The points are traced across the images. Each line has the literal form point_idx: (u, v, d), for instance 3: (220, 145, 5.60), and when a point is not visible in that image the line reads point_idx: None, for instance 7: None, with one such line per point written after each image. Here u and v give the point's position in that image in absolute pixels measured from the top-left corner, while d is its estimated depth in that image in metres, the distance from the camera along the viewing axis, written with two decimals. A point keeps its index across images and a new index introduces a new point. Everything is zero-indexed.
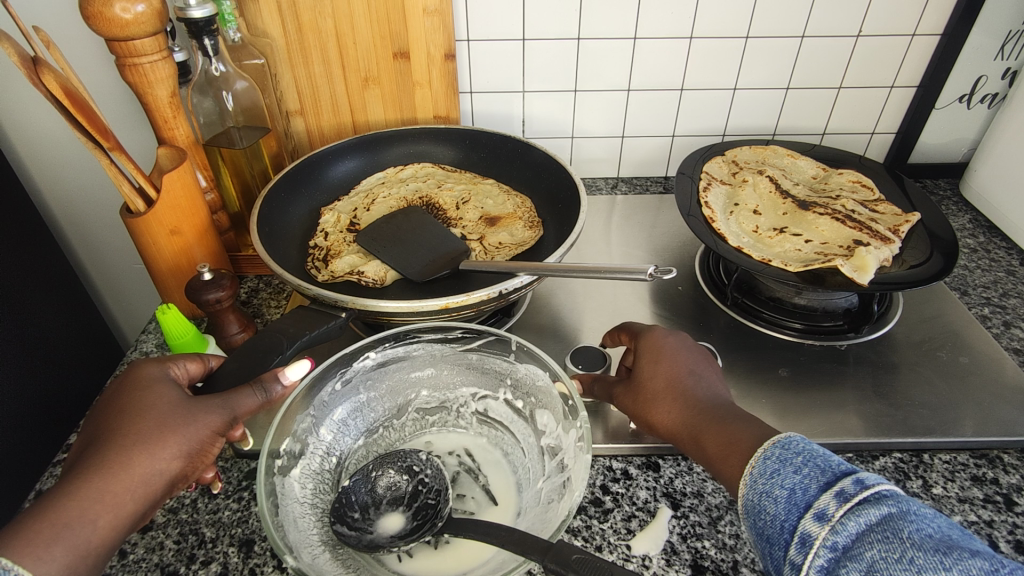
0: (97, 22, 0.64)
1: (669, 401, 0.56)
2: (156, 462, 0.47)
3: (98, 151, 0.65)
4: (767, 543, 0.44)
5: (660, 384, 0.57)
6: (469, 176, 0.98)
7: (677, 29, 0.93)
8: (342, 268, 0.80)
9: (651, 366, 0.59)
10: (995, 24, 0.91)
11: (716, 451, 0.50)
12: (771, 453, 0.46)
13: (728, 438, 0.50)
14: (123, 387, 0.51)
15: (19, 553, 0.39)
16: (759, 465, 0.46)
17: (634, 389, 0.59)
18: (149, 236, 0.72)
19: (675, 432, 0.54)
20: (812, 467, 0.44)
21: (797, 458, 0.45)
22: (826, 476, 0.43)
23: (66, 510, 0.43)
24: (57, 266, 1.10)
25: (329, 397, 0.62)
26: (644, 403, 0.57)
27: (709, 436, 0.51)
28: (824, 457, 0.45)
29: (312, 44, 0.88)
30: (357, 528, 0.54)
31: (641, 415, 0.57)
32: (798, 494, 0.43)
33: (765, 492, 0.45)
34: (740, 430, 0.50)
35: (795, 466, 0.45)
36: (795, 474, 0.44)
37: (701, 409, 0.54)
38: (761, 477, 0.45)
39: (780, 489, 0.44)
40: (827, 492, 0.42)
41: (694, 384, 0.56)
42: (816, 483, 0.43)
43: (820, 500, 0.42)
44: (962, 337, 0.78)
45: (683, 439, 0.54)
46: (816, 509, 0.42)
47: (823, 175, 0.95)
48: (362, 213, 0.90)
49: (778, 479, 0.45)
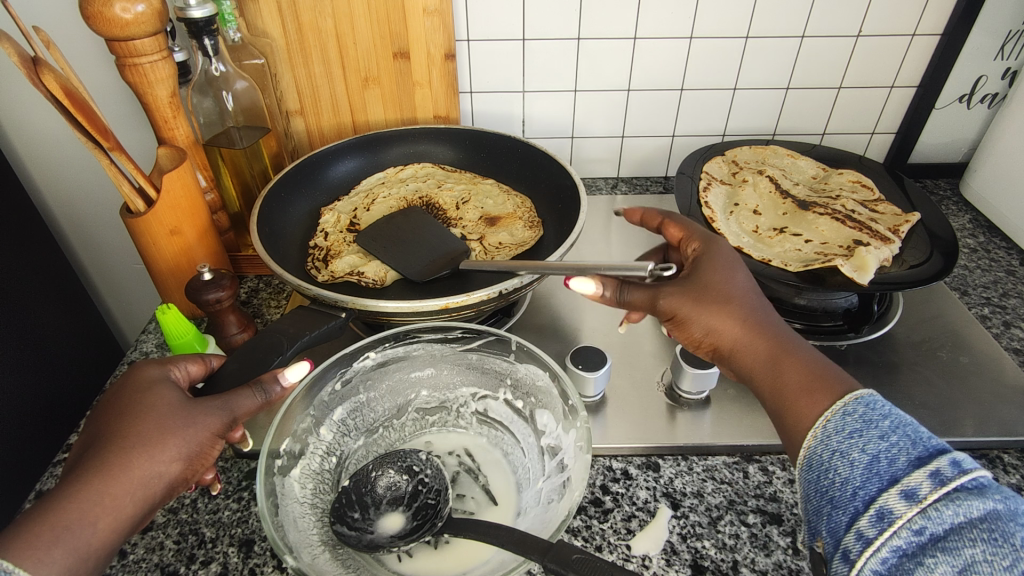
0: (97, 22, 0.64)
1: (740, 314, 0.53)
2: (156, 464, 0.47)
3: (99, 151, 0.65)
4: (829, 503, 0.43)
5: (731, 294, 0.54)
6: (469, 176, 0.98)
7: (677, 29, 0.93)
8: (342, 268, 0.80)
9: (718, 274, 0.55)
10: (995, 24, 0.91)
11: (794, 382, 0.48)
12: (853, 409, 0.44)
13: (810, 372, 0.48)
14: (122, 388, 0.51)
15: (20, 555, 0.40)
16: (835, 419, 0.45)
17: (695, 289, 0.55)
18: (149, 236, 0.72)
19: (738, 345, 0.52)
20: (900, 437, 0.42)
21: (882, 422, 0.43)
22: (918, 451, 0.41)
23: (66, 512, 0.43)
24: (58, 266, 1.10)
25: (329, 397, 0.63)
26: (708, 309, 0.53)
27: (789, 364, 0.49)
28: (914, 429, 0.42)
29: (312, 43, 0.88)
30: (357, 528, 0.54)
31: (699, 320, 0.54)
32: (883, 464, 0.41)
33: (840, 453, 0.43)
34: (821, 365, 0.49)
35: (881, 431, 0.43)
36: (881, 442, 0.42)
37: (772, 330, 0.52)
38: (835, 434, 0.44)
39: (860, 454, 0.42)
40: (920, 470, 0.40)
41: (759, 302, 0.54)
42: (905, 457, 0.41)
43: (911, 477, 0.40)
44: (962, 337, 0.78)
45: (747, 354, 0.52)
46: (905, 485, 0.40)
47: (823, 175, 0.95)
48: (363, 213, 0.90)
49: (858, 441, 0.43)
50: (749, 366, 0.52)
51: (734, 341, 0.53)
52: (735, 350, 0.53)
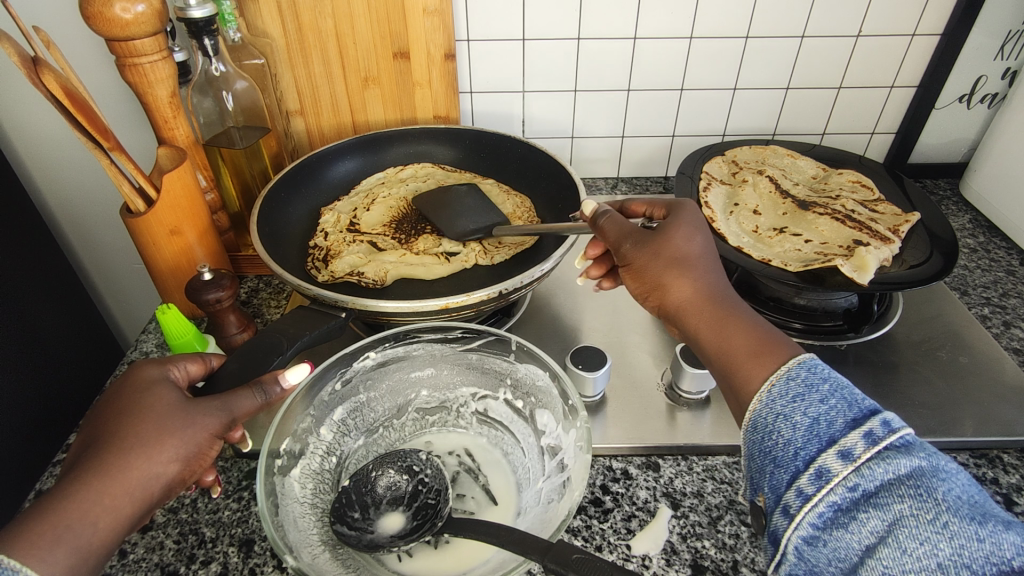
0: (97, 22, 0.64)
1: (689, 275, 0.53)
2: (154, 465, 0.47)
3: (98, 150, 0.65)
4: (771, 462, 0.41)
5: (684, 256, 0.55)
6: (469, 176, 0.97)
7: (678, 29, 0.93)
8: (342, 269, 0.80)
9: (677, 233, 0.57)
10: (995, 24, 0.91)
11: (738, 349, 0.47)
12: (796, 374, 0.43)
13: (753, 339, 0.47)
14: (121, 389, 0.50)
15: (24, 555, 0.40)
16: (780, 384, 0.43)
17: (653, 243, 0.56)
18: (149, 235, 0.72)
19: (685, 307, 0.52)
20: (838, 400, 0.40)
21: (823, 385, 0.41)
22: (853, 412, 0.40)
23: (67, 512, 0.43)
24: (58, 265, 1.10)
25: (329, 397, 0.62)
26: (659, 266, 0.55)
27: (732, 331, 0.48)
28: (850, 391, 0.41)
29: (312, 43, 0.88)
30: (357, 528, 0.54)
31: (650, 274, 0.55)
32: (821, 425, 0.40)
33: (782, 415, 0.42)
34: (769, 332, 0.47)
35: (821, 394, 0.41)
36: (820, 404, 0.41)
37: (721, 294, 0.52)
38: (780, 398, 0.42)
39: (801, 416, 0.41)
40: (856, 431, 0.39)
41: (710, 266, 0.55)
42: (842, 418, 0.40)
43: (848, 439, 0.39)
44: (962, 337, 0.78)
45: (693, 315, 0.51)
46: (841, 446, 0.39)
47: (823, 175, 0.95)
48: (363, 213, 0.91)
49: (800, 404, 0.41)
50: (694, 326, 0.51)
51: (681, 301, 0.53)
52: (681, 315, 0.52)
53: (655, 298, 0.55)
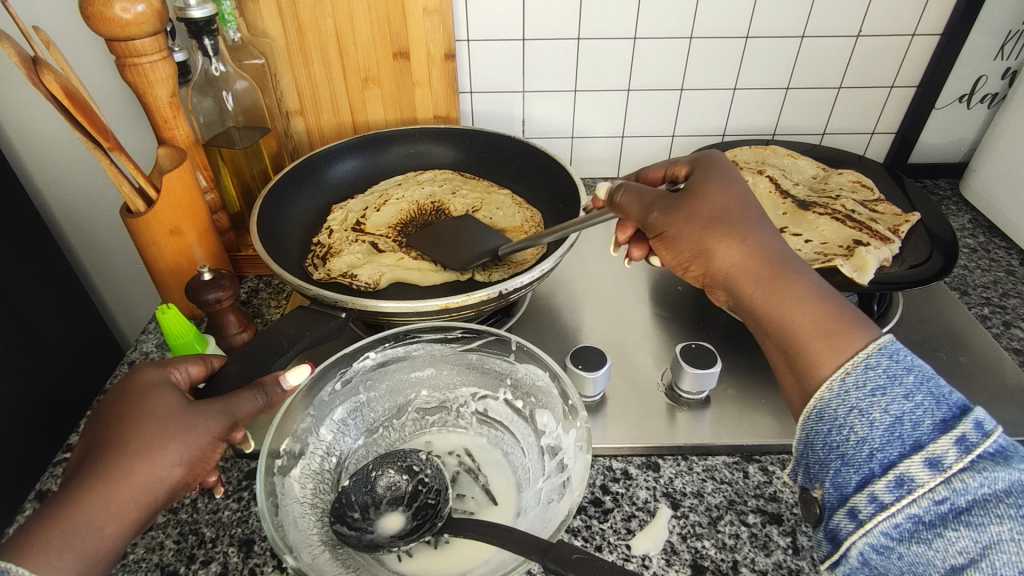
0: (97, 23, 0.64)
1: (738, 237, 0.51)
2: (158, 468, 0.47)
3: (98, 152, 0.65)
4: (846, 462, 0.43)
5: (727, 215, 0.52)
6: (486, 184, 0.97)
7: (677, 29, 0.93)
8: (339, 268, 0.81)
9: (710, 191, 0.54)
10: (995, 24, 0.91)
11: (805, 325, 0.47)
12: (876, 363, 0.43)
13: (818, 314, 0.47)
14: (122, 393, 0.50)
15: (34, 562, 0.40)
16: (856, 375, 0.43)
17: (687, 207, 0.54)
18: (150, 237, 0.72)
19: (734, 273, 0.51)
20: (924, 398, 0.42)
21: (907, 378, 0.42)
22: (942, 414, 0.41)
23: (73, 518, 0.43)
24: (58, 265, 1.10)
25: (329, 396, 0.63)
26: (702, 227, 0.52)
27: (794, 305, 0.48)
28: (936, 386, 0.42)
29: (312, 43, 0.88)
30: (357, 528, 0.54)
31: (691, 240, 0.53)
32: (906, 428, 0.41)
33: (863, 413, 0.43)
34: (835, 306, 0.47)
35: (905, 389, 0.42)
36: (906, 404, 0.42)
37: (775, 257, 0.50)
38: (856, 390, 0.43)
39: (883, 415, 0.42)
40: (946, 436, 0.40)
41: (753, 219, 0.52)
42: (929, 420, 0.41)
43: (937, 445, 0.40)
44: (962, 337, 0.78)
45: (744, 282, 0.50)
46: (930, 453, 0.40)
47: (823, 175, 0.95)
48: (372, 213, 0.91)
49: (881, 401, 0.42)
50: (747, 294, 0.50)
51: (729, 267, 0.51)
52: (731, 282, 0.51)
53: (699, 263, 0.53)
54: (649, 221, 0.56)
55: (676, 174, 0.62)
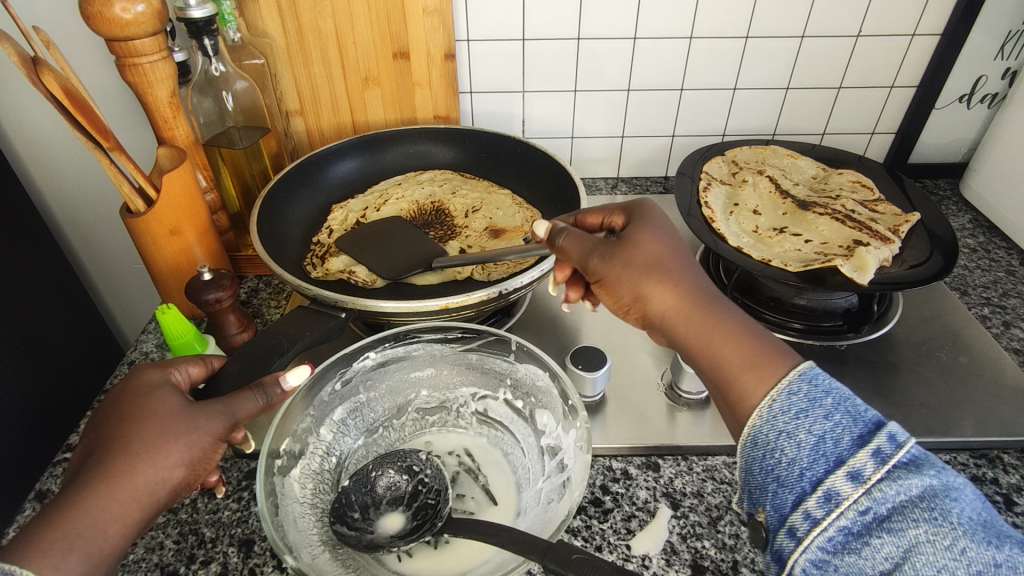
0: (97, 22, 0.64)
1: (670, 281, 0.51)
2: (159, 470, 0.47)
3: (99, 151, 0.65)
4: (775, 482, 0.42)
5: (660, 262, 0.52)
6: (486, 184, 0.97)
7: (678, 29, 0.93)
8: (337, 266, 0.81)
9: (638, 238, 0.55)
10: (995, 24, 0.91)
11: (734, 360, 0.45)
12: (797, 388, 0.42)
13: (748, 349, 0.46)
14: (123, 395, 0.50)
15: (38, 563, 0.40)
16: (782, 398, 0.42)
17: (616, 250, 0.54)
18: (151, 238, 0.72)
19: (668, 314, 0.50)
20: (842, 415, 0.41)
21: (826, 400, 0.41)
22: (859, 428, 0.40)
23: (77, 520, 0.43)
24: (58, 265, 1.10)
25: (329, 396, 0.63)
26: (637, 274, 0.52)
27: (722, 340, 0.47)
28: (853, 403, 0.41)
29: (312, 43, 0.88)
30: (357, 528, 0.54)
31: (626, 285, 0.52)
32: (828, 445, 0.40)
33: (786, 433, 0.42)
34: (762, 339, 0.46)
35: (825, 410, 0.41)
36: (825, 421, 0.41)
37: (703, 295, 0.50)
38: (782, 414, 0.42)
39: (806, 434, 0.41)
40: (863, 449, 0.39)
41: (680, 263, 0.53)
42: (848, 436, 0.40)
43: (856, 459, 0.39)
44: (962, 337, 0.78)
45: (678, 324, 0.49)
46: (851, 467, 0.39)
47: (823, 175, 0.95)
48: (371, 213, 0.91)
49: (803, 421, 0.41)
50: (681, 335, 0.49)
51: (663, 309, 0.50)
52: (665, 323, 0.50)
53: (637, 309, 0.53)
54: (589, 270, 0.55)
55: (613, 224, 0.61)
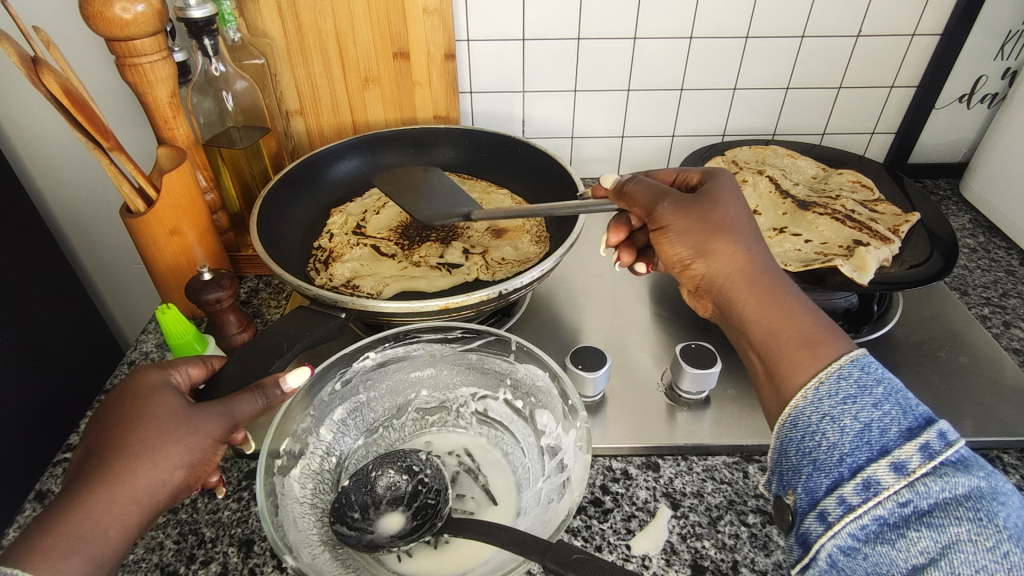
0: (97, 22, 0.64)
1: (737, 241, 0.53)
2: (160, 471, 0.47)
3: (98, 151, 0.65)
4: (813, 464, 0.43)
5: (731, 223, 0.54)
6: (484, 185, 0.97)
7: (678, 29, 0.93)
8: (341, 273, 0.82)
9: (718, 202, 0.56)
10: (995, 24, 0.91)
11: (788, 334, 0.47)
12: (847, 373, 0.43)
13: (805, 325, 0.47)
14: (123, 396, 0.50)
15: (40, 565, 0.40)
16: (829, 382, 0.43)
17: (692, 208, 0.55)
18: (150, 238, 0.72)
19: (729, 277, 0.52)
20: (892, 407, 0.42)
21: (876, 389, 0.42)
22: (908, 422, 0.41)
23: (78, 522, 0.43)
24: (58, 265, 1.10)
25: (329, 396, 0.63)
26: (705, 233, 0.54)
27: (778, 316, 0.48)
28: (904, 398, 0.42)
29: (312, 43, 0.88)
30: (357, 528, 0.54)
31: (693, 237, 0.54)
32: (873, 434, 0.41)
33: (831, 418, 0.43)
34: (819, 320, 0.47)
35: (874, 399, 0.42)
36: (873, 410, 0.42)
37: (768, 270, 0.51)
38: (828, 398, 0.43)
39: (852, 420, 0.42)
40: (911, 442, 0.40)
41: (752, 238, 0.54)
42: (896, 428, 0.41)
43: (902, 450, 0.40)
44: (962, 337, 0.78)
45: (737, 286, 0.51)
46: (895, 458, 0.40)
47: (823, 175, 0.96)
48: (371, 215, 0.92)
49: (851, 407, 0.42)
50: (739, 294, 0.51)
51: (726, 270, 0.52)
52: (725, 287, 0.52)
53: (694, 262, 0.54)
54: (656, 211, 0.57)
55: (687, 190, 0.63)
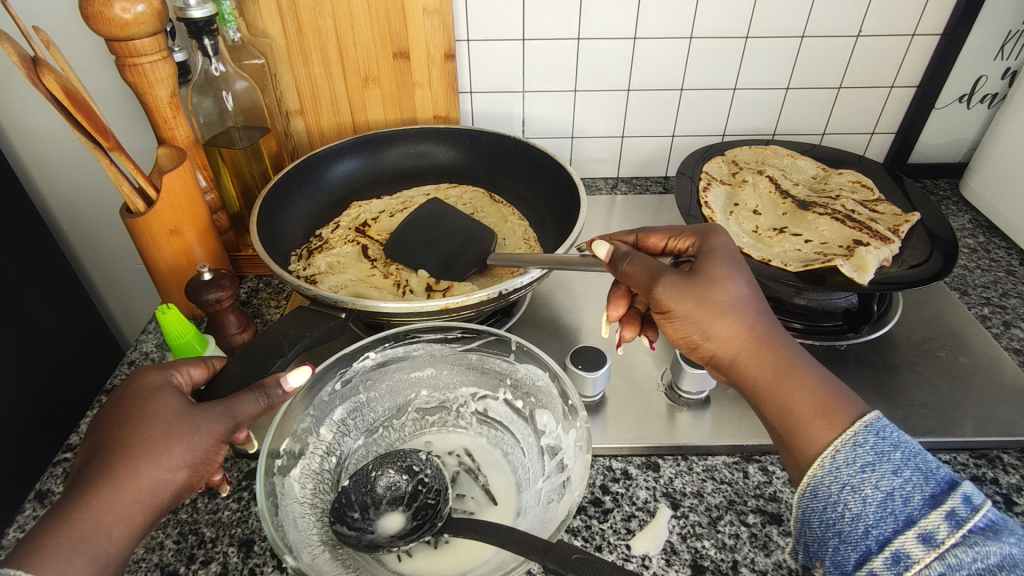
0: (97, 22, 0.64)
1: (741, 319, 0.51)
2: (162, 471, 0.47)
3: (99, 151, 0.65)
4: (839, 538, 0.43)
5: (734, 297, 0.52)
6: (507, 211, 0.94)
7: (678, 29, 0.93)
8: (318, 265, 0.84)
9: (717, 271, 0.54)
10: (995, 24, 0.91)
11: (804, 408, 0.46)
12: (864, 440, 0.43)
13: (820, 397, 0.46)
14: (125, 396, 0.51)
15: (42, 565, 0.40)
16: (846, 450, 0.44)
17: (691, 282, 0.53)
18: (150, 236, 0.72)
19: (740, 355, 0.51)
20: (912, 472, 0.42)
21: (894, 454, 0.43)
22: (931, 488, 0.41)
23: (81, 522, 0.43)
24: (58, 265, 1.10)
25: (329, 396, 0.63)
26: (708, 313, 0.52)
27: (792, 388, 0.48)
28: (923, 460, 0.42)
29: (312, 43, 0.88)
30: (357, 528, 0.54)
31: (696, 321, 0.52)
32: (897, 504, 0.41)
33: (852, 488, 0.43)
34: (830, 386, 0.47)
35: (893, 465, 0.42)
36: (893, 477, 0.42)
37: (772, 335, 0.51)
38: (847, 467, 0.43)
39: (873, 490, 0.42)
40: (936, 511, 0.40)
41: (752, 304, 0.52)
42: (919, 495, 0.41)
43: (928, 520, 0.40)
44: (962, 337, 0.78)
45: (749, 365, 0.50)
46: (921, 528, 0.40)
47: (823, 175, 0.95)
48: (384, 217, 0.93)
49: (870, 476, 0.42)
50: (749, 375, 0.50)
51: (735, 352, 0.51)
52: (735, 366, 0.51)
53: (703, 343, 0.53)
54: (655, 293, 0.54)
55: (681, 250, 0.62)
